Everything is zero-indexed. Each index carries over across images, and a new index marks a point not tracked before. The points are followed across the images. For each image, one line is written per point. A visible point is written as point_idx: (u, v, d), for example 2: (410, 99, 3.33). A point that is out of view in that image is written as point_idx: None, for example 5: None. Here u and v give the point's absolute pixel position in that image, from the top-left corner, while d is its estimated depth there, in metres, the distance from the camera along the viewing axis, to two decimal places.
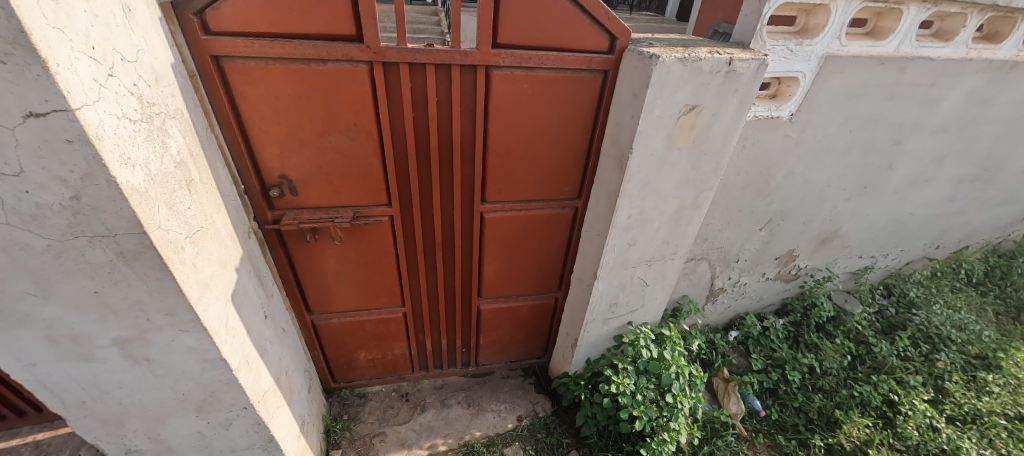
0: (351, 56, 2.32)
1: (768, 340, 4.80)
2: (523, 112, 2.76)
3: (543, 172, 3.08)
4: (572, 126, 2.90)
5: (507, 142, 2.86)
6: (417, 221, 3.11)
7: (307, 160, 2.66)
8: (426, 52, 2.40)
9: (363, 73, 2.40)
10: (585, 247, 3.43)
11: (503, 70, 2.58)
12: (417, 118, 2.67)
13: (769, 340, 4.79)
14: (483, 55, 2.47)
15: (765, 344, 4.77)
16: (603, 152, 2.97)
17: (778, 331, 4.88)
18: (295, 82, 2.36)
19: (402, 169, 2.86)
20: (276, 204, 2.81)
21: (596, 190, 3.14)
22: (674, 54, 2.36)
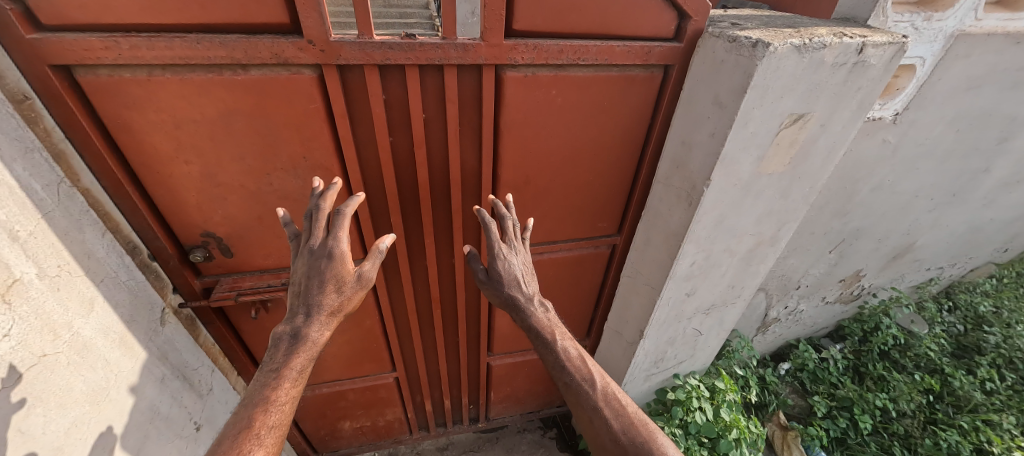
0: (286, 59, 1.47)
1: (826, 373, 4.10)
2: (549, 129, 1.93)
3: (573, 206, 2.26)
4: (616, 144, 2.08)
5: (526, 170, 2.04)
6: (406, 275, 2.31)
7: (241, 210, 1.84)
8: (405, 47, 1.55)
9: (308, 83, 1.55)
10: (626, 295, 2.63)
11: (522, 70, 1.73)
12: (396, 144, 1.83)
13: (828, 373, 4.09)
14: (490, 49, 1.62)
15: (823, 379, 4.06)
16: (655, 179, 2.16)
17: (836, 365, 4.17)
18: (200, 101, 1.52)
19: (380, 214, 2.04)
20: (205, 269, 2.00)
21: (643, 226, 2.33)
22: (789, 39, 1.52)
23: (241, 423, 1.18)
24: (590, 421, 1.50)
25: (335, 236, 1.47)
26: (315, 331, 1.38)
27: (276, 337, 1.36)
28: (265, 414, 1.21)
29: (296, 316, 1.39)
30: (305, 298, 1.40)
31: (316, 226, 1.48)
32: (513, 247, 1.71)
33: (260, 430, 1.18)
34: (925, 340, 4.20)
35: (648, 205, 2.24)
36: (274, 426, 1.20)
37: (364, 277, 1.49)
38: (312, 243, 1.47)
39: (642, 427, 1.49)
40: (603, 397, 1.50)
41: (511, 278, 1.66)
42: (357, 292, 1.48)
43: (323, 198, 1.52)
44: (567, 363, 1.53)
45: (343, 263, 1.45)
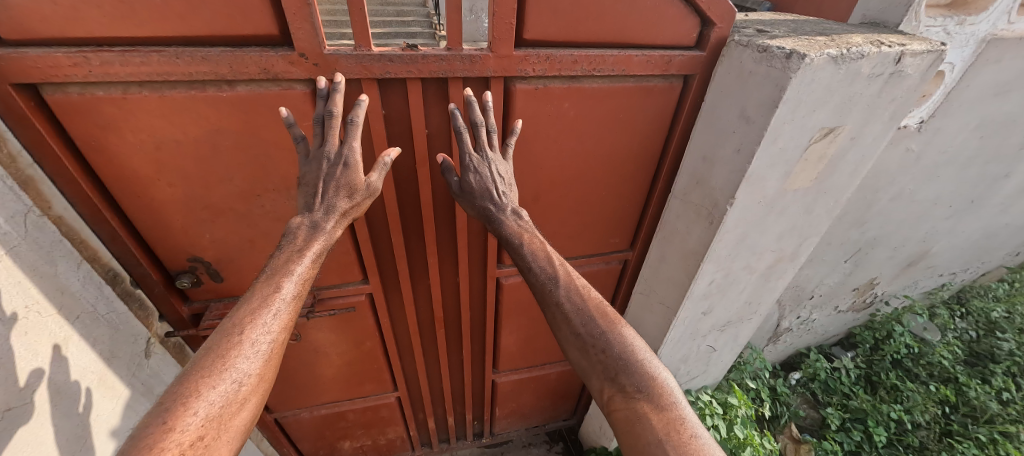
0: (276, 73, 1.34)
1: (838, 383, 4.00)
2: (561, 144, 1.80)
3: (584, 222, 2.14)
4: (630, 158, 1.95)
5: (536, 185, 1.90)
6: (408, 295, 2.18)
7: (229, 233, 1.71)
8: (407, 59, 1.41)
9: (300, 99, 1.42)
10: (638, 312, 2.51)
11: (533, 82, 1.60)
12: (397, 161, 1.70)
13: (840, 383, 4.01)
14: (499, 60, 1.49)
15: (836, 390, 3.97)
16: (671, 195, 2.04)
17: (848, 375, 4.10)
18: (181, 119, 1.38)
19: (380, 234, 1.91)
20: (193, 294, 1.87)
21: (657, 242, 2.21)
22: (826, 49, 1.40)
23: (267, 290, 1.12)
24: (554, 314, 1.45)
25: (351, 140, 1.30)
26: (332, 227, 1.27)
27: (292, 227, 1.25)
28: (286, 285, 1.14)
29: (309, 210, 1.27)
30: (319, 199, 1.27)
31: (329, 128, 1.29)
32: (490, 151, 1.52)
33: (282, 296, 1.12)
34: (938, 348, 4.10)
35: (664, 222, 2.11)
36: (293, 296, 1.14)
37: (374, 185, 1.35)
38: (324, 145, 1.29)
39: (602, 319, 1.43)
40: (568, 293, 1.45)
41: (489, 183, 1.53)
42: (366, 202, 1.36)
43: (335, 99, 1.30)
44: (535, 265, 1.46)
45: (356, 171, 1.30)
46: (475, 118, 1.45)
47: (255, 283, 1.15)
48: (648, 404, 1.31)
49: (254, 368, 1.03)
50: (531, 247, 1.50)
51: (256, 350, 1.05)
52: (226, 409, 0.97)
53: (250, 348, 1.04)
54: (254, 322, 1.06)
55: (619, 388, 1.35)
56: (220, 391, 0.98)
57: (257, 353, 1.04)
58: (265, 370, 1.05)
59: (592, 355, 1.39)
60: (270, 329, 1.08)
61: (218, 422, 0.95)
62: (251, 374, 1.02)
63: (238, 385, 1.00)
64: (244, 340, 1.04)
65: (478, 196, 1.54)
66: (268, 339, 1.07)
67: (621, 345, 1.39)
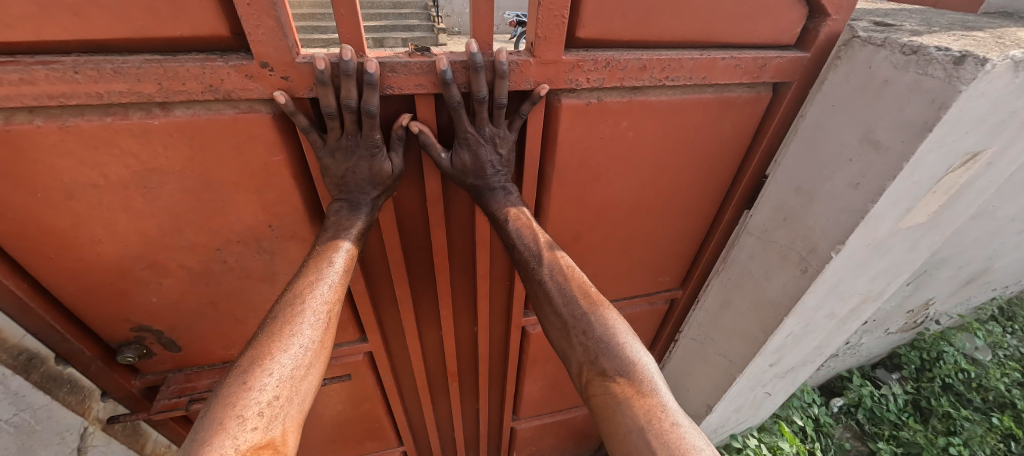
0: (227, 93, 0.92)
1: (886, 411, 3.62)
2: (614, 173, 1.38)
3: (631, 262, 1.73)
4: (696, 186, 1.54)
5: (577, 224, 1.49)
6: (415, 353, 1.77)
7: (183, 297, 1.30)
8: (415, 66, 0.98)
9: (265, 126, 1.00)
10: (687, 359, 2.12)
11: (585, 96, 1.18)
12: (402, 200, 1.28)
13: (888, 412, 3.61)
14: (542, 67, 1.07)
15: (885, 420, 3.57)
16: (743, 230, 1.63)
17: (895, 401, 3.70)
18: (98, 158, 0.98)
19: (381, 286, 1.50)
20: (144, 365, 1.47)
21: (719, 283, 1.81)
22: (1009, 51, 0.99)
23: (325, 260, 0.96)
24: (535, 294, 1.06)
25: (373, 133, 0.98)
26: (374, 210, 1.10)
27: (331, 212, 1.07)
28: (338, 256, 0.97)
29: (347, 196, 1.07)
30: (353, 196, 1.07)
31: (345, 120, 0.96)
32: (489, 126, 1.13)
33: (335, 265, 0.96)
34: (994, 372, 3.70)
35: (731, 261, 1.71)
36: (344, 264, 0.97)
37: (397, 174, 1.09)
38: (344, 137, 0.99)
39: (584, 297, 1.01)
40: (550, 265, 1.06)
41: (485, 160, 1.16)
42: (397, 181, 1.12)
43: (346, 88, 0.90)
44: (519, 241, 1.11)
45: (383, 162, 1.05)
46: (477, 89, 1.03)
47: (311, 255, 0.98)
48: (630, 388, 0.87)
49: (321, 332, 0.84)
50: (518, 222, 1.14)
51: (316, 315, 0.86)
52: (298, 372, 0.77)
53: (311, 312, 0.86)
54: (311, 287, 0.89)
55: (599, 373, 0.91)
56: (291, 352, 0.78)
57: (318, 318, 0.86)
58: (327, 335, 0.86)
59: (572, 335, 0.97)
60: (327, 295, 0.90)
61: (293, 384, 0.76)
62: (319, 336, 0.83)
63: (305, 349, 0.80)
64: (304, 305, 0.86)
65: (468, 173, 1.17)
66: (329, 305, 0.89)
67: (604, 323, 0.96)
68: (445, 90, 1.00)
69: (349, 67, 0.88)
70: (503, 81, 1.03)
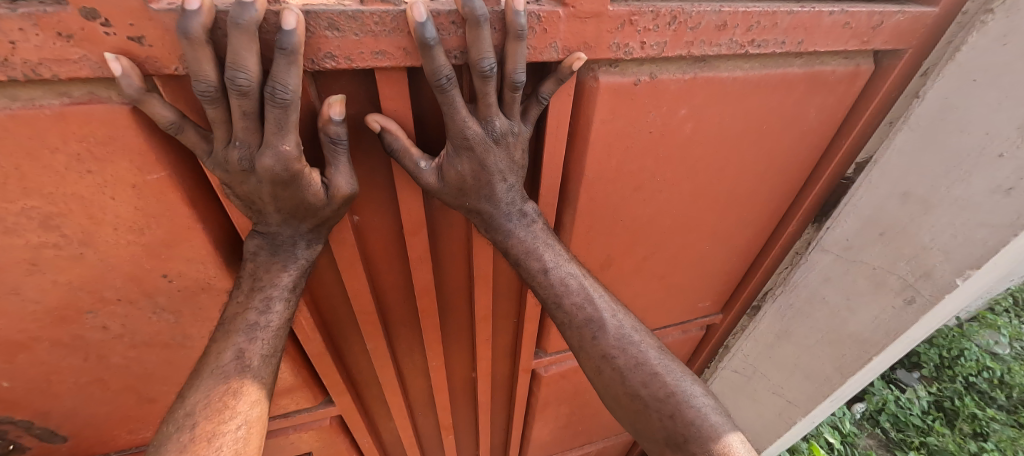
0: (31, 70, 0.51)
1: (910, 414, 2.90)
2: (662, 179, 1.00)
3: (671, 288, 1.35)
4: (764, 191, 1.17)
5: (608, 247, 1.10)
6: (400, 416, 1.34)
7: (42, 380, 0.86)
8: (367, 15, 0.58)
9: (122, 124, 0.60)
10: (735, 391, 1.85)
11: (635, 71, 0.80)
12: (368, 228, 0.89)
13: (912, 415, 2.90)
14: (576, 24, 0.68)
15: (909, 424, 2.86)
16: (814, 249, 1.34)
17: (919, 403, 2.97)
18: None
19: (345, 338, 1.09)
20: None
21: (775, 310, 1.53)
22: None
23: (225, 359, 0.70)
24: (598, 371, 0.89)
25: (283, 138, 0.60)
26: (303, 259, 0.79)
27: (247, 253, 0.76)
28: (254, 351, 0.72)
29: (264, 234, 0.75)
30: (273, 222, 0.73)
31: (234, 112, 0.58)
32: (498, 118, 0.74)
33: (251, 366, 0.71)
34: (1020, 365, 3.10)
35: (796, 285, 1.42)
36: (263, 362, 0.73)
37: (341, 200, 0.71)
38: (232, 146, 0.61)
39: (668, 375, 0.87)
40: (619, 341, 0.88)
41: (489, 173, 0.80)
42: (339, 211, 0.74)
43: (242, 58, 0.53)
44: (569, 299, 0.88)
45: (308, 185, 0.67)
46: (478, 58, 0.64)
47: (210, 352, 0.71)
48: None
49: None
50: (543, 272, 0.89)
51: (217, 446, 0.61)
52: None
53: (207, 443, 0.60)
54: (222, 406, 0.64)
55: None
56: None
57: (224, 448, 0.61)
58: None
59: (652, 419, 0.85)
60: (240, 407, 0.66)
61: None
62: None
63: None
64: (205, 436, 0.61)
65: (467, 193, 0.82)
66: (243, 422, 0.65)
67: (689, 404, 0.84)
68: (426, 58, 0.63)
69: (246, 24, 0.50)
70: (519, 44, 0.65)
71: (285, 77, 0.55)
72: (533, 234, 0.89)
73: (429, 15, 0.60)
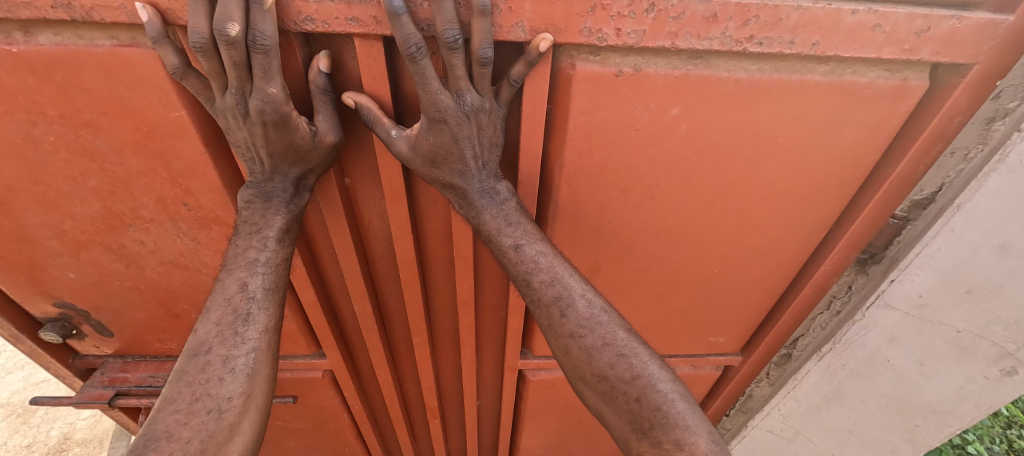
0: (87, 12, 0.66)
1: None
2: (655, 184, 0.95)
3: (677, 311, 1.25)
4: (790, 217, 1.04)
5: (596, 250, 1.07)
6: (387, 385, 1.39)
7: (98, 278, 1.06)
8: None
9: (151, 66, 0.73)
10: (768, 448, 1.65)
11: (617, 62, 0.78)
12: (356, 191, 0.96)
13: None
14: (543, 5, 0.69)
15: None
16: (874, 304, 1.14)
17: None
18: None
19: (338, 297, 1.17)
20: (71, 348, 1.25)
21: (822, 369, 1.33)
22: None
23: (230, 291, 0.76)
24: (566, 351, 0.89)
25: (268, 82, 0.68)
26: (296, 205, 0.85)
27: (241, 204, 0.84)
28: (254, 279, 0.79)
29: (258, 184, 0.82)
30: (266, 168, 0.80)
31: (225, 62, 0.66)
32: (470, 92, 0.77)
33: (252, 293, 0.77)
34: None
35: (849, 344, 1.23)
36: (268, 290, 0.79)
37: (326, 147, 0.78)
38: (229, 92, 0.70)
39: (632, 354, 0.86)
40: (587, 321, 0.87)
41: (462, 146, 0.82)
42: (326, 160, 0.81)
43: (227, 6, 0.61)
44: (537, 278, 0.89)
45: (296, 130, 0.74)
46: (442, 28, 0.68)
47: (215, 287, 0.77)
48: None
49: (247, 385, 0.70)
50: (522, 253, 0.90)
51: (232, 367, 0.70)
52: (214, 440, 0.63)
53: (223, 365, 0.70)
54: (229, 329, 0.73)
55: (654, 445, 0.78)
56: (202, 423, 0.63)
57: (238, 368, 0.70)
58: (254, 387, 0.71)
59: (619, 401, 0.83)
60: (249, 334, 0.74)
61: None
62: (242, 391, 0.69)
63: (222, 413, 0.66)
64: (218, 353, 0.70)
65: (438, 164, 0.84)
66: (253, 346, 0.73)
67: (656, 387, 0.83)
68: (394, 26, 0.67)
69: None
70: (484, 20, 0.68)
71: (260, 21, 0.63)
72: (504, 214, 0.90)
73: None
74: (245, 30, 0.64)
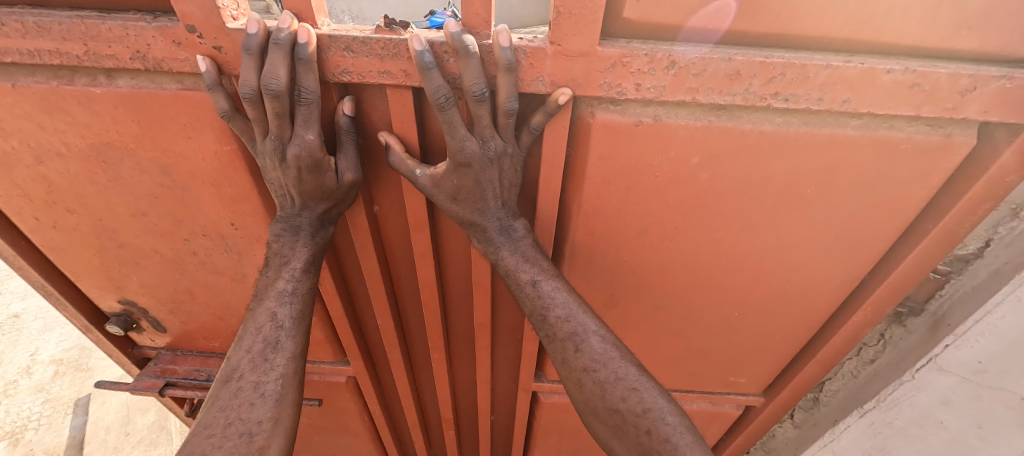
0: (158, 61, 0.75)
1: None
2: (673, 227, 0.95)
3: (695, 347, 1.24)
4: (817, 265, 1.01)
5: (612, 286, 1.08)
6: (405, 396, 1.45)
7: (157, 281, 1.18)
8: (375, 46, 0.70)
9: (207, 106, 0.82)
10: None
11: (639, 112, 0.79)
12: (384, 219, 1.02)
13: None
14: (564, 61, 0.71)
15: None
16: (926, 366, 1.10)
17: None
18: (54, 124, 0.87)
19: (364, 313, 1.24)
20: (130, 338, 1.39)
21: (864, 426, 1.26)
22: None
23: (260, 321, 0.85)
24: (580, 385, 0.87)
25: (307, 129, 0.76)
26: (320, 237, 0.92)
27: (271, 236, 0.91)
28: (282, 306, 0.87)
29: (286, 219, 0.90)
30: (296, 203, 0.87)
31: (269, 111, 0.73)
32: (492, 138, 0.80)
33: (280, 321, 0.85)
34: None
35: (898, 402, 1.17)
36: (295, 319, 0.87)
37: (347, 184, 0.84)
38: (269, 136, 0.77)
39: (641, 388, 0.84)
40: (600, 355, 0.87)
41: (484, 187, 0.86)
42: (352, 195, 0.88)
43: (276, 63, 0.69)
44: (553, 314, 0.89)
45: (325, 173, 0.82)
46: (470, 83, 0.71)
47: (248, 318, 0.86)
48: None
49: (275, 410, 0.77)
50: (538, 289, 0.91)
51: (262, 392, 0.78)
52: None
53: (254, 391, 0.78)
54: (258, 358, 0.81)
55: None
56: (235, 446, 0.70)
57: (268, 393, 0.78)
58: (282, 411, 0.78)
59: (629, 434, 0.82)
60: (277, 360, 0.82)
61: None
62: (270, 415, 0.76)
63: (253, 437, 0.73)
64: (250, 381, 0.78)
65: (460, 200, 0.87)
66: (281, 373, 0.81)
67: (669, 419, 0.81)
68: (425, 79, 0.71)
69: (284, 37, 0.68)
70: (509, 76, 0.71)
71: (308, 74, 0.71)
72: (521, 251, 0.93)
73: (426, 45, 0.69)
74: (291, 84, 0.72)
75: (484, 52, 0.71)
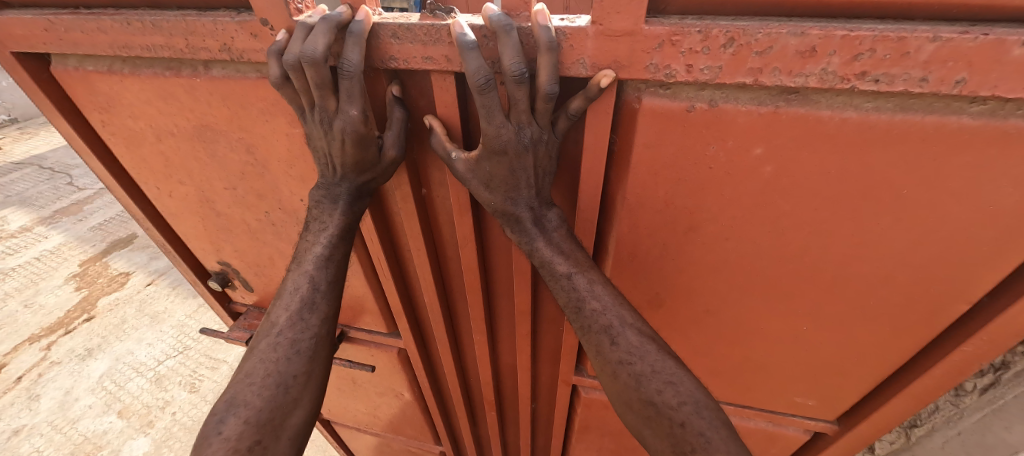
0: (237, 53, 0.84)
1: None
2: (729, 225, 0.86)
3: (753, 358, 1.13)
4: (914, 280, 0.85)
5: (661, 285, 1.02)
6: (451, 373, 1.52)
7: (245, 247, 1.35)
8: (417, 33, 0.72)
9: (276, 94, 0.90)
10: None
11: (692, 96, 0.71)
12: (432, 201, 1.05)
13: None
14: (605, 42, 0.67)
15: None
16: None
17: None
18: (168, 108, 1.02)
19: (416, 289, 1.31)
20: (227, 295, 1.62)
21: None
22: None
23: (295, 283, 0.94)
24: (614, 376, 0.84)
25: (350, 104, 0.78)
26: (357, 207, 0.95)
27: (312, 201, 0.97)
28: (310, 267, 0.94)
29: (325, 187, 0.94)
30: (338, 177, 0.92)
31: (312, 83, 0.77)
32: (530, 125, 0.78)
33: (315, 283, 0.94)
34: None
35: None
36: (326, 283, 0.95)
37: (387, 161, 0.87)
38: (320, 111, 0.82)
39: (679, 383, 0.79)
40: (637, 346, 0.82)
41: (519, 176, 0.84)
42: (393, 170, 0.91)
43: (320, 38, 0.72)
44: (591, 302, 0.86)
45: (368, 149, 0.85)
46: (508, 64, 0.69)
47: (285, 279, 0.96)
48: None
49: (307, 366, 0.89)
50: (576, 280, 0.88)
51: (297, 348, 0.89)
52: (277, 411, 0.83)
53: (290, 347, 0.89)
54: (291, 316, 0.91)
55: None
56: (272, 395, 0.83)
57: (301, 351, 0.89)
58: (313, 368, 0.90)
59: (663, 426, 0.78)
60: (311, 321, 0.92)
61: (272, 427, 0.81)
62: (299, 372, 0.87)
63: (287, 389, 0.85)
64: (286, 337, 0.89)
65: (494, 188, 0.87)
66: (314, 332, 0.92)
67: (705, 416, 0.77)
68: (465, 60, 0.70)
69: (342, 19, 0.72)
70: (549, 56, 0.68)
71: (354, 51, 0.73)
72: (555, 243, 0.90)
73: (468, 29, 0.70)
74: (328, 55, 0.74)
75: (524, 35, 0.70)
